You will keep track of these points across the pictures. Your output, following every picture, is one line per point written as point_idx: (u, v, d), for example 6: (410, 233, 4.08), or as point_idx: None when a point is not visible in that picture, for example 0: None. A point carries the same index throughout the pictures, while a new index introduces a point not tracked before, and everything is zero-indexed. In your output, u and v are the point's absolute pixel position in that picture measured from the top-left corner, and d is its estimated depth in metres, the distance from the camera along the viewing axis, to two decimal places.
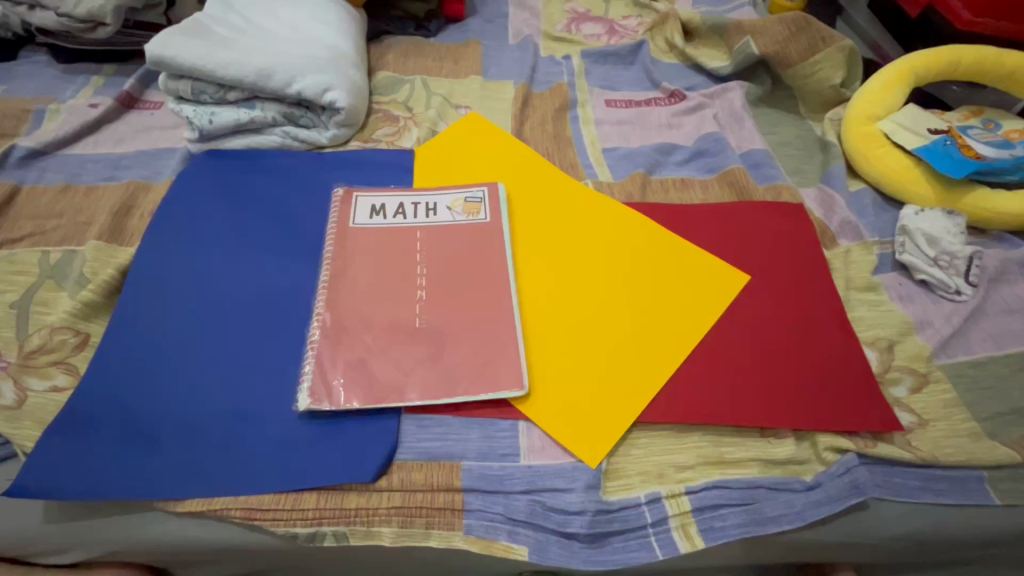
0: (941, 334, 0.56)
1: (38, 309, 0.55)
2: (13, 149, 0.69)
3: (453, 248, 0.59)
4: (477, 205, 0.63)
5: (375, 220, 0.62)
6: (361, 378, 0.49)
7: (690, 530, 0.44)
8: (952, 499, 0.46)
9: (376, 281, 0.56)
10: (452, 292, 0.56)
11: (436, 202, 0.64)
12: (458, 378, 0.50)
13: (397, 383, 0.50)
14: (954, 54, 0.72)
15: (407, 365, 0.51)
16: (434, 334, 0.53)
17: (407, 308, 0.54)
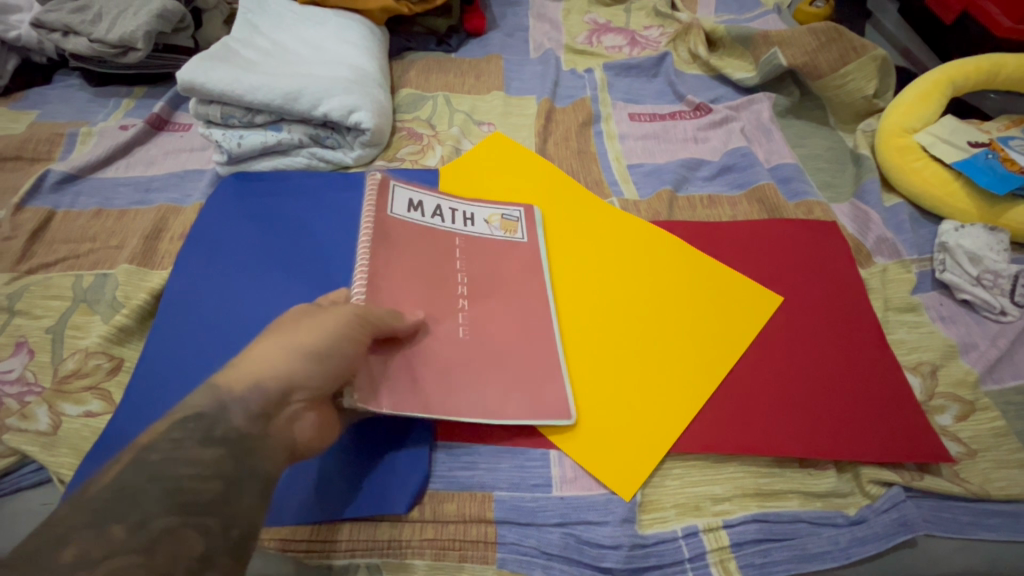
0: (987, 358, 0.54)
1: (72, 333, 0.56)
2: (48, 175, 0.71)
3: (494, 261, 0.58)
4: (513, 223, 0.62)
5: (413, 214, 0.58)
6: (406, 390, 0.47)
7: (729, 566, 0.43)
8: (1007, 535, 0.44)
9: (416, 284, 0.53)
10: (495, 307, 0.55)
11: (473, 212, 0.62)
12: (505, 400, 0.49)
13: (439, 399, 0.47)
14: (993, 63, 0.69)
15: (451, 380, 0.49)
16: (477, 353, 0.51)
17: (449, 317, 0.53)
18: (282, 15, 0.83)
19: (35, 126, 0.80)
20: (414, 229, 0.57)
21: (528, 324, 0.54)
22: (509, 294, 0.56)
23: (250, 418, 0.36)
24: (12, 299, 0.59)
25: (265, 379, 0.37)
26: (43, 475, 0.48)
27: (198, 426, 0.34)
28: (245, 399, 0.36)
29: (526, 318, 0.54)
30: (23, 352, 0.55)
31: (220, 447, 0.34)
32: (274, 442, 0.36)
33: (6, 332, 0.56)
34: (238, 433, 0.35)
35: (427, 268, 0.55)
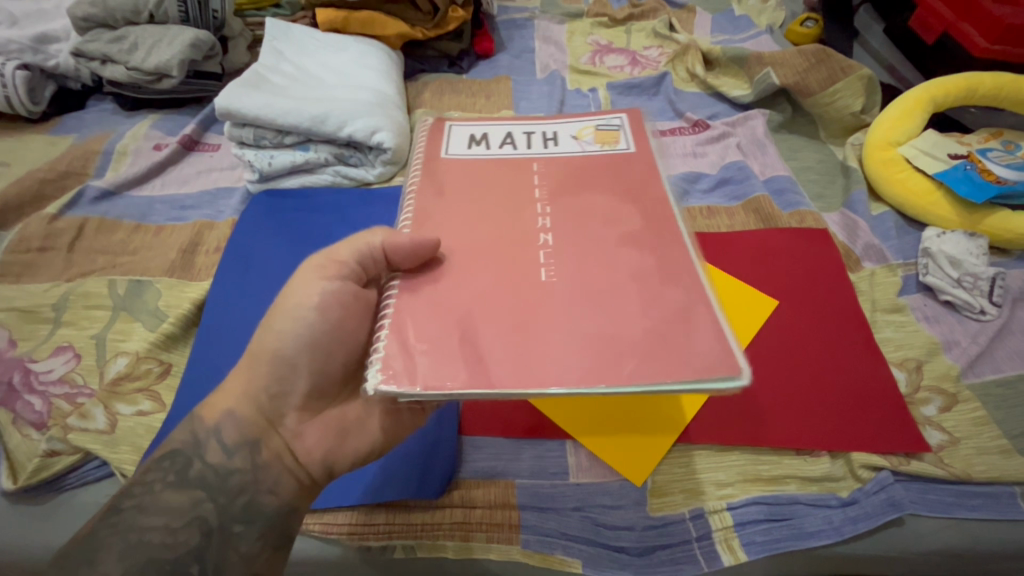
0: (968, 353, 0.59)
1: (115, 338, 0.61)
2: (86, 191, 0.76)
3: (580, 192, 0.50)
4: (610, 135, 0.56)
5: (474, 148, 0.54)
6: (468, 353, 0.38)
7: (733, 544, 0.47)
8: (987, 514, 0.48)
9: (485, 225, 0.46)
10: (591, 244, 0.45)
11: (557, 132, 0.56)
12: (612, 357, 0.38)
13: (521, 356, 0.38)
14: (970, 81, 0.75)
15: (534, 335, 0.39)
16: (566, 296, 0.41)
17: (528, 258, 0.44)
18: (304, 42, 0.89)
19: (74, 148, 0.85)
20: (479, 163, 0.53)
21: (636, 265, 0.44)
22: (607, 227, 0.47)
23: (228, 454, 0.42)
24: (58, 310, 0.63)
25: (239, 410, 0.43)
26: (104, 469, 0.52)
27: (172, 470, 0.41)
28: (221, 430, 0.42)
29: (633, 254, 0.44)
30: (67, 355, 0.59)
31: (196, 489, 0.41)
32: (273, 468, 0.42)
33: (49, 342, 0.60)
34: (214, 470, 0.41)
35: (496, 205, 0.48)
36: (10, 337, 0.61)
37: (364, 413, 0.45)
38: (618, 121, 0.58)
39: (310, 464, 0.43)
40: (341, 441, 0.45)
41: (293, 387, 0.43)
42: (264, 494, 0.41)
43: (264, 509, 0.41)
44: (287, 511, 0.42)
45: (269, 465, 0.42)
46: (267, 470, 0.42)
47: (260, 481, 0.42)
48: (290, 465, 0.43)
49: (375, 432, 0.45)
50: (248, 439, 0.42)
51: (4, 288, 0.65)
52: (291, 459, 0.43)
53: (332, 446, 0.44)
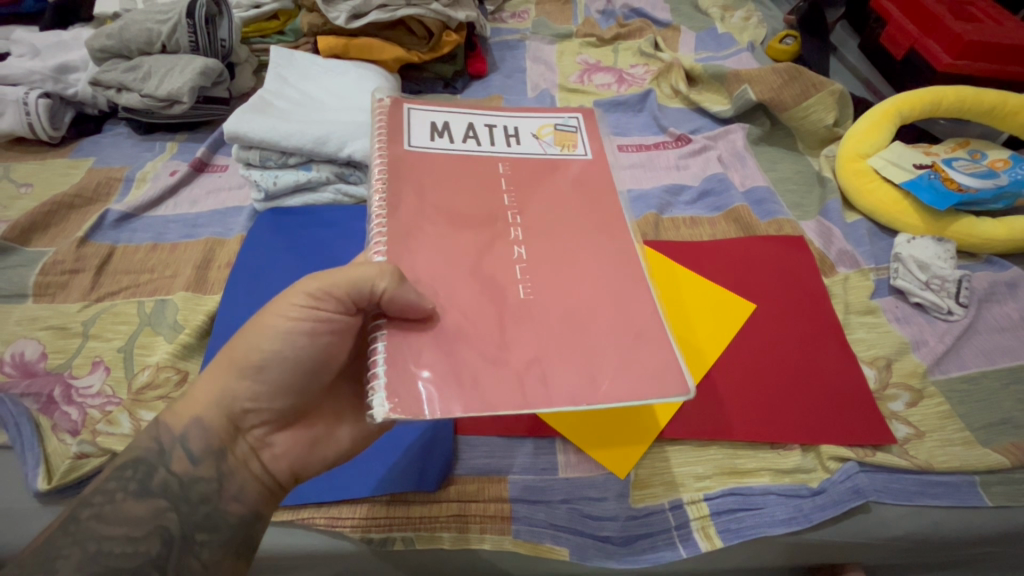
0: (935, 351, 0.62)
1: (140, 351, 0.65)
2: (108, 214, 0.80)
3: (550, 210, 0.54)
4: (568, 137, 0.61)
5: (436, 140, 0.57)
6: (460, 377, 0.41)
7: (709, 531, 0.50)
8: (948, 501, 0.52)
9: (462, 244, 0.49)
10: (564, 264, 0.49)
11: (518, 128, 0.61)
12: (590, 377, 0.42)
13: (510, 378, 0.42)
14: (935, 95, 0.79)
15: (520, 358, 0.43)
16: (546, 317, 0.45)
17: (507, 279, 0.47)
18: (307, 67, 0.93)
19: (93, 171, 0.90)
20: (447, 168, 0.55)
21: (605, 285, 0.48)
22: (577, 248, 0.51)
23: (194, 462, 0.44)
24: (86, 325, 0.67)
25: (206, 417, 0.44)
26: None
27: (134, 480, 0.43)
28: (185, 442, 0.44)
29: (603, 274, 0.49)
30: (100, 369, 0.63)
31: (158, 498, 0.43)
32: (238, 475, 0.44)
33: (81, 354, 0.64)
34: (179, 479, 0.43)
35: (472, 223, 0.51)
36: (43, 351, 0.65)
37: (332, 425, 0.48)
38: (575, 122, 0.63)
39: (274, 471, 0.46)
40: (310, 451, 0.47)
41: (273, 403, 0.45)
42: (228, 503, 0.44)
43: (226, 517, 0.44)
44: (250, 519, 0.44)
45: (233, 472, 0.44)
46: (231, 478, 0.44)
47: (223, 491, 0.44)
48: (255, 471, 0.45)
49: (342, 441, 0.48)
50: (214, 447, 0.44)
51: (34, 305, 0.69)
52: (256, 465, 0.45)
53: (301, 454, 0.47)
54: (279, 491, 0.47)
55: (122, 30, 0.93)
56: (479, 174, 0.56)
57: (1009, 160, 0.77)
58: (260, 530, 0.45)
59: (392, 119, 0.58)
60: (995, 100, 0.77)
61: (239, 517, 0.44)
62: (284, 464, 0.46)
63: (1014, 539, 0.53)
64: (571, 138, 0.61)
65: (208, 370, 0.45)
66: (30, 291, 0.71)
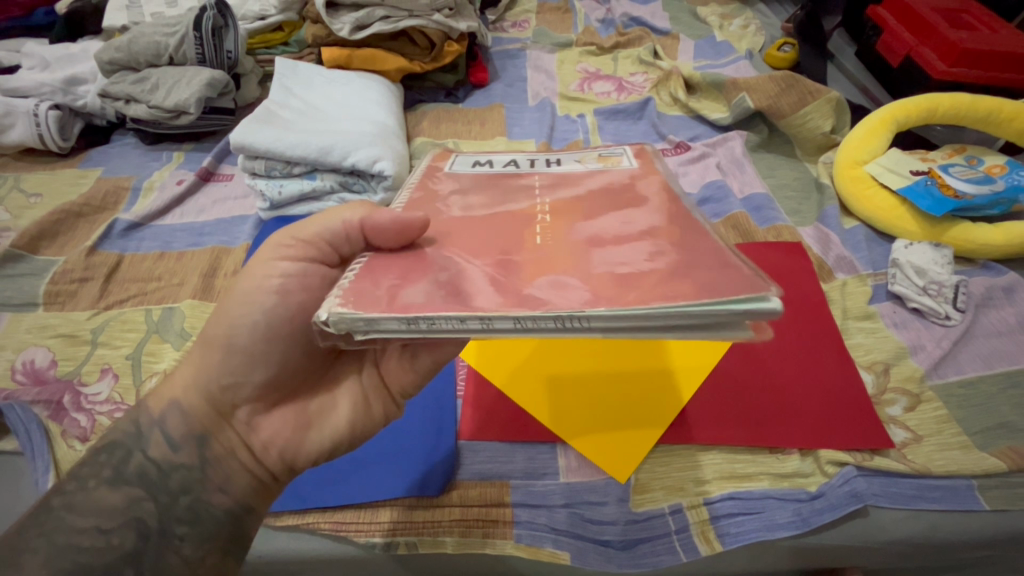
0: (933, 356, 0.63)
1: (148, 358, 0.66)
2: (116, 223, 0.82)
3: (581, 178, 0.49)
4: (615, 158, 0.53)
5: (477, 168, 0.52)
6: (440, 289, 0.35)
7: (709, 535, 0.51)
8: (946, 505, 0.52)
9: (480, 207, 0.46)
10: (593, 213, 0.43)
11: (561, 159, 0.53)
12: (608, 287, 0.34)
13: (501, 288, 0.35)
14: (931, 103, 0.80)
15: (529, 275, 0.36)
16: (565, 249, 0.39)
17: (528, 224, 0.42)
18: (311, 77, 0.95)
19: (101, 181, 0.91)
20: (477, 182, 0.50)
21: (641, 227, 0.41)
22: (611, 203, 0.45)
23: (173, 448, 0.45)
24: (95, 333, 0.68)
25: (185, 399, 0.46)
26: None
27: (108, 465, 0.44)
28: (163, 423, 0.46)
29: (644, 222, 0.41)
30: (109, 376, 0.64)
31: (133, 486, 0.44)
32: (224, 463, 0.46)
33: (90, 361, 0.66)
34: (156, 465, 0.44)
35: (493, 191, 0.48)
36: (52, 359, 0.66)
37: (326, 405, 0.48)
38: (622, 152, 0.54)
39: (264, 459, 0.46)
40: (302, 435, 0.47)
41: (249, 376, 0.45)
42: (212, 493, 0.45)
43: (209, 509, 0.45)
44: (236, 512, 0.45)
45: (219, 460, 0.46)
46: (216, 466, 0.46)
47: (207, 479, 0.45)
48: (245, 461, 0.46)
49: (341, 415, 0.48)
50: (196, 433, 0.45)
51: (44, 314, 0.71)
52: (244, 455, 0.46)
53: (292, 437, 0.47)
54: (272, 484, 0.47)
55: (131, 42, 0.95)
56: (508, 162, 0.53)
57: (1005, 167, 0.78)
58: (250, 523, 0.46)
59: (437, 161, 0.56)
60: (990, 107, 0.78)
61: (225, 510, 0.45)
62: (273, 453, 0.46)
63: (1012, 543, 0.53)
64: (615, 159, 0.52)
65: (187, 355, 0.47)
66: (40, 300, 0.72)
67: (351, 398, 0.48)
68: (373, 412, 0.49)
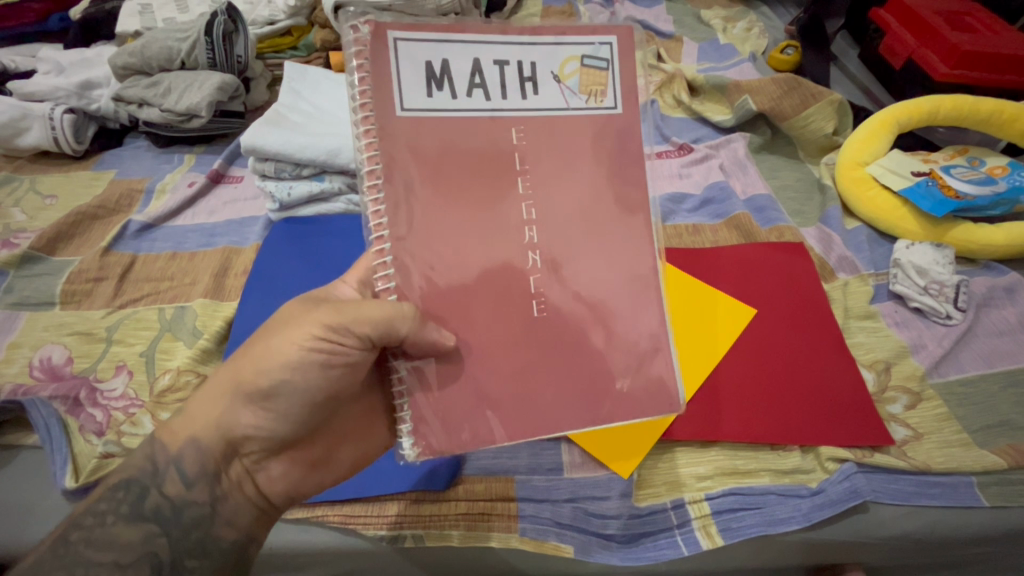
0: (934, 355, 0.63)
1: (161, 355, 0.67)
2: (129, 224, 0.83)
3: (569, 200, 0.45)
4: (599, 81, 0.45)
5: (434, 98, 0.42)
6: (473, 409, 0.44)
7: (710, 530, 0.52)
8: (945, 502, 0.53)
9: (469, 256, 0.43)
10: (583, 274, 0.46)
11: (535, 62, 0.43)
12: (606, 391, 0.47)
13: (517, 402, 0.45)
14: (932, 104, 0.80)
15: (531, 377, 0.45)
16: (555, 338, 0.46)
17: (520, 294, 0.45)
18: (319, 80, 0.97)
19: (114, 183, 0.93)
20: (446, 137, 0.42)
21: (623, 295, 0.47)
22: (594, 248, 0.46)
23: (188, 485, 0.45)
24: (110, 330, 0.70)
25: (203, 438, 0.46)
26: None
27: (126, 501, 0.45)
28: (180, 461, 0.46)
29: (617, 286, 0.47)
30: (123, 373, 0.66)
31: (149, 522, 0.44)
32: (231, 498, 0.46)
33: (105, 358, 0.67)
34: (172, 502, 0.45)
35: (478, 221, 0.43)
36: (69, 356, 0.68)
37: (333, 445, 0.50)
38: (607, 52, 0.45)
39: (270, 494, 0.48)
40: (309, 472, 0.49)
41: (271, 432, 0.45)
42: (221, 527, 0.46)
43: (217, 542, 0.46)
44: (242, 542, 0.47)
45: (227, 495, 0.46)
46: (224, 502, 0.46)
47: (216, 515, 0.46)
48: (249, 493, 0.47)
49: (344, 462, 0.50)
50: (209, 471, 0.46)
51: (60, 312, 0.73)
52: (250, 487, 0.47)
53: (299, 477, 0.49)
54: (272, 512, 0.49)
55: (144, 48, 0.97)
56: (480, 144, 0.43)
57: (1007, 167, 0.78)
58: (251, 551, 0.48)
59: (377, 67, 0.40)
60: (991, 109, 0.79)
61: (232, 542, 0.46)
62: (279, 487, 0.48)
63: (1011, 539, 0.54)
64: (601, 78, 0.45)
65: (203, 390, 0.47)
66: (57, 299, 0.74)
67: (354, 441, 0.50)
68: (374, 440, 0.51)
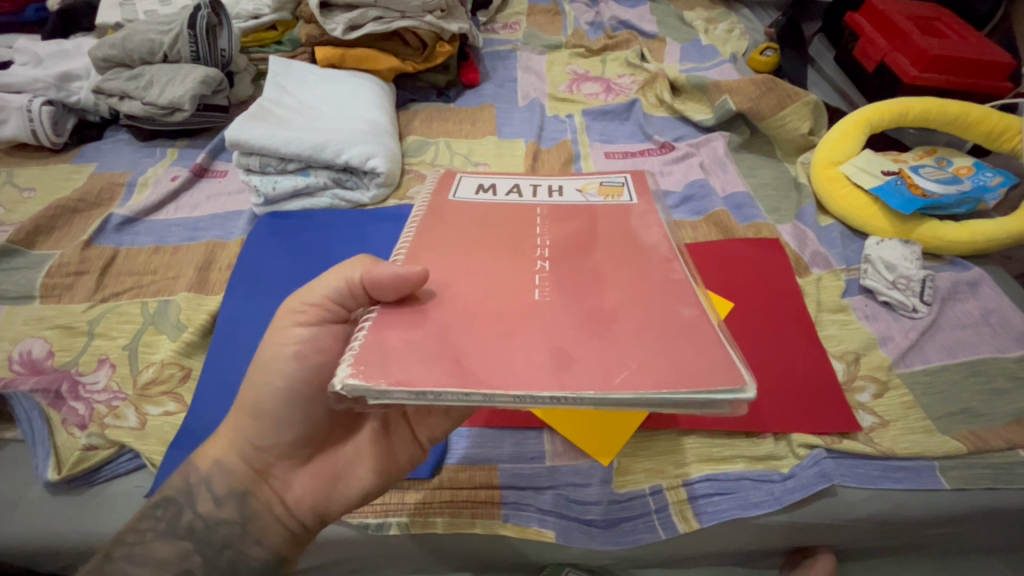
0: (901, 346, 0.66)
1: (145, 349, 0.67)
2: (111, 218, 0.83)
3: (581, 230, 0.52)
4: (615, 189, 0.58)
5: (480, 195, 0.56)
6: (443, 356, 0.38)
7: (687, 514, 0.54)
8: (909, 485, 0.55)
9: (479, 260, 0.47)
10: (593, 276, 0.46)
11: (562, 185, 0.58)
12: (615, 365, 0.38)
13: (496, 361, 0.38)
14: (902, 106, 0.83)
15: (517, 337, 0.40)
16: (553, 312, 0.42)
17: (524, 285, 0.45)
18: (304, 76, 0.97)
19: (95, 176, 0.92)
20: (484, 210, 0.54)
21: (638, 297, 0.44)
22: (604, 258, 0.48)
23: (217, 504, 0.46)
24: (92, 324, 0.69)
25: (228, 459, 0.47)
26: (133, 462, 0.58)
27: (163, 519, 0.46)
28: (211, 480, 0.47)
29: (628, 287, 0.45)
30: (106, 366, 0.65)
31: (184, 540, 0.45)
32: (261, 517, 0.47)
33: (88, 352, 0.67)
34: (205, 521, 0.46)
35: (494, 238, 0.50)
36: (50, 350, 0.67)
37: (352, 459, 0.49)
38: (622, 179, 0.61)
39: (298, 511, 0.48)
40: (331, 487, 0.49)
41: (278, 437, 0.47)
42: (250, 546, 0.46)
43: (249, 563, 0.46)
44: (273, 562, 0.47)
45: (256, 515, 0.47)
46: (254, 521, 0.47)
47: (247, 533, 0.46)
48: (278, 513, 0.48)
49: (365, 475, 0.49)
50: (237, 490, 0.47)
51: (40, 306, 0.72)
52: (279, 506, 0.48)
53: (321, 492, 0.48)
54: (303, 533, 0.49)
55: (125, 40, 0.96)
56: (509, 207, 0.54)
57: (971, 168, 0.82)
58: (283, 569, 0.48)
59: (440, 183, 0.59)
60: (958, 111, 0.82)
61: (263, 562, 0.47)
62: (305, 505, 0.48)
63: (969, 520, 0.57)
64: (617, 190, 0.58)
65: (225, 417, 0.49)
66: (37, 292, 0.73)
67: (372, 458, 0.50)
68: (396, 455, 0.50)
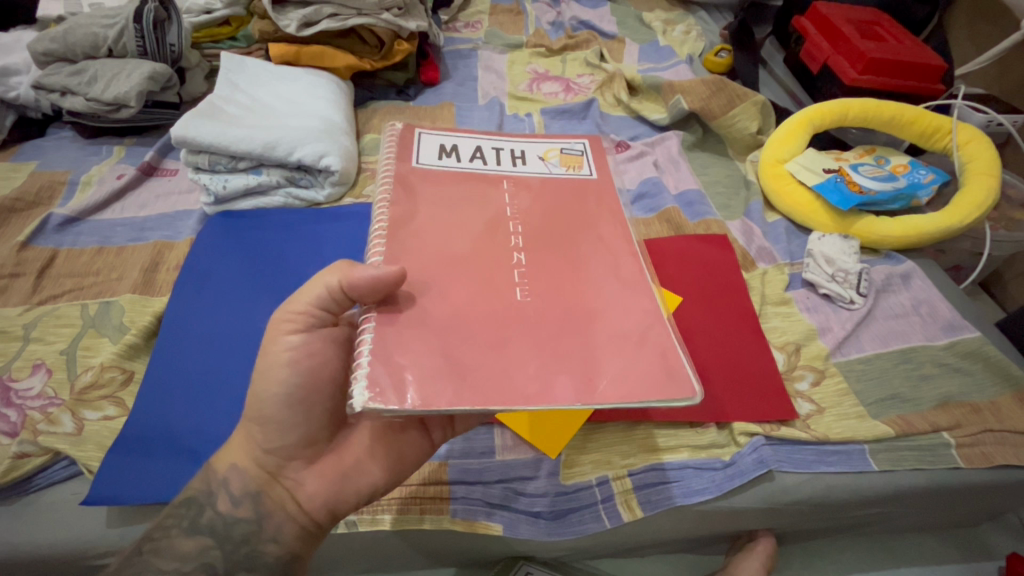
0: (838, 336, 0.69)
1: (84, 353, 0.65)
2: (50, 218, 0.80)
3: (552, 215, 0.53)
4: (575, 159, 0.61)
5: (444, 159, 0.57)
6: (445, 371, 0.40)
7: (631, 502, 0.55)
8: (841, 468, 0.58)
9: (459, 253, 0.48)
10: (568, 270, 0.49)
11: (524, 151, 0.60)
12: (596, 372, 0.42)
13: (494, 375, 0.41)
14: (842, 106, 0.87)
15: (508, 347, 0.42)
16: (538, 316, 0.45)
17: (506, 283, 0.47)
18: (258, 73, 0.95)
19: (35, 175, 0.89)
20: (450, 185, 0.55)
21: (609, 294, 0.47)
22: (577, 251, 0.51)
23: (234, 505, 0.47)
24: (28, 328, 0.67)
25: (244, 465, 0.47)
26: (71, 469, 0.56)
27: (186, 517, 0.46)
28: (228, 484, 0.47)
29: (599, 283, 0.48)
30: (41, 371, 0.63)
31: (205, 536, 0.46)
32: (275, 516, 0.47)
33: (22, 357, 0.64)
34: (223, 519, 0.46)
35: (472, 227, 0.51)
36: None
37: (360, 456, 0.48)
38: (582, 146, 0.63)
39: (312, 510, 0.48)
40: (341, 484, 0.48)
41: (283, 440, 0.47)
42: (266, 544, 0.46)
43: (264, 558, 0.46)
44: (287, 559, 0.47)
45: (270, 514, 0.47)
46: (269, 520, 0.47)
47: (262, 532, 0.46)
48: (292, 511, 0.48)
49: (374, 473, 0.49)
50: (252, 490, 0.47)
51: None
52: (293, 505, 0.48)
53: (332, 491, 0.48)
54: (318, 531, 0.49)
55: (66, 33, 0.93)
56: (478, 184, 0.55)
57: (907, 165, 0.86)
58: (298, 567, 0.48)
59: (402, 141, 0.58)
60: (893, 112, 0.86)
61: (277, 558, 0.46)
62: (318, 503, 0.48)
63: (898, 500, 0.60)
64: (577, 159, 0.61)
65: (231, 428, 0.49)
66: None
67: (382, 456, 0.49)
68: (403, 452, 0.50)
